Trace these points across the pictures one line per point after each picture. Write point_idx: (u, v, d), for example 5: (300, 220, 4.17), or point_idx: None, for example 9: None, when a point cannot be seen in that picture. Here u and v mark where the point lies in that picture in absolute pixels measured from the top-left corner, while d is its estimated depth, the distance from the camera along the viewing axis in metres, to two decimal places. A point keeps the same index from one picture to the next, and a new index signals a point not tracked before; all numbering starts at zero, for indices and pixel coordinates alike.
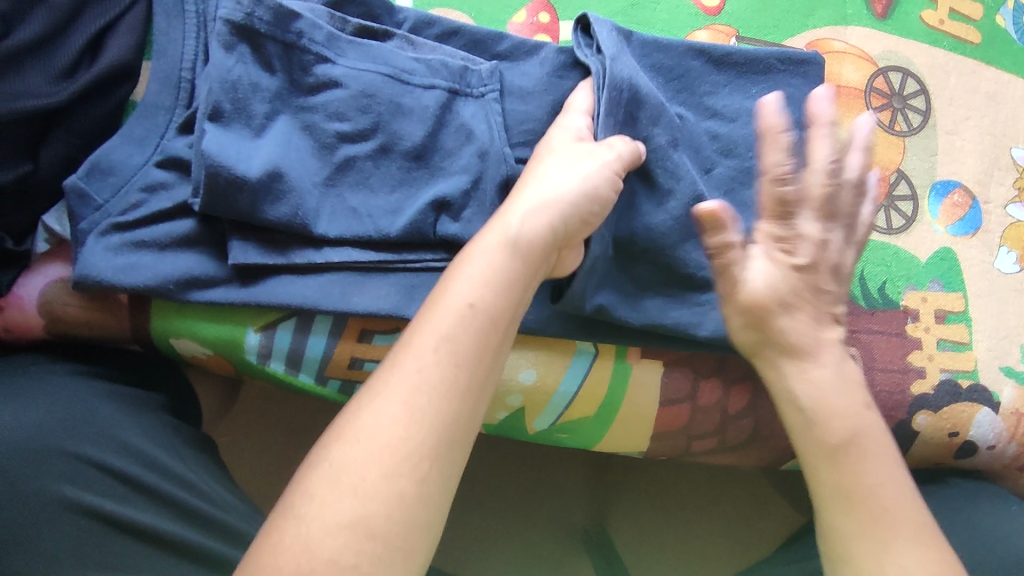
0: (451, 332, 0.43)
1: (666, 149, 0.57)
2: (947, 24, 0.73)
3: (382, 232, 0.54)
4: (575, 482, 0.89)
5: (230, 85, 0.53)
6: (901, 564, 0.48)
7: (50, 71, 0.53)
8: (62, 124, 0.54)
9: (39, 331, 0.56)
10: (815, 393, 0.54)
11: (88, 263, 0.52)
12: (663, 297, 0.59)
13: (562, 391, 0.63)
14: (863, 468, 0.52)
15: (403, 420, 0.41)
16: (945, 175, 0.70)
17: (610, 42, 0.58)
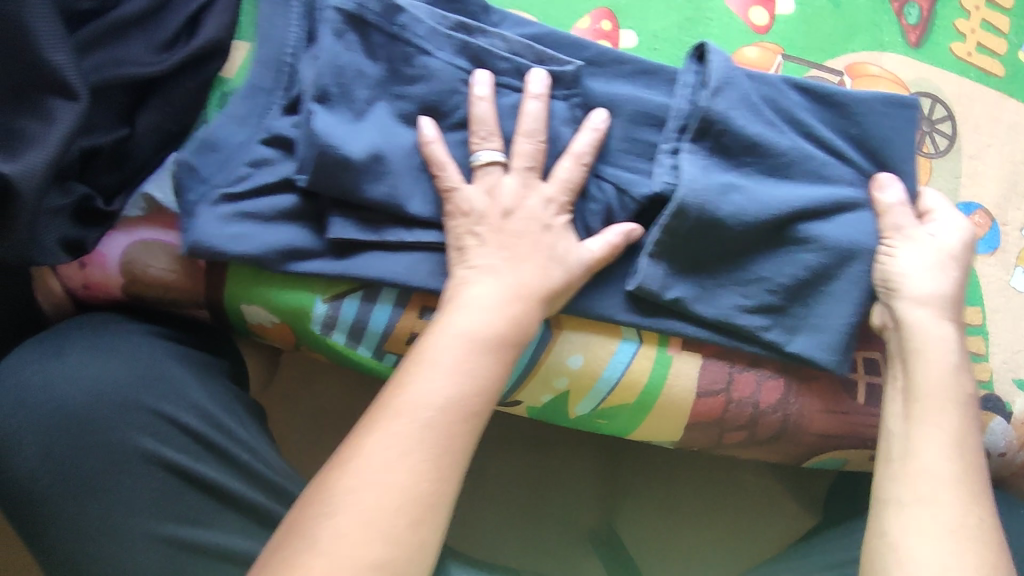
0: (448, 360, 0.49)
1: (751, 176, 0.61)
2: (975, 56, 0.78)
3: None
4: (588, 479, 0.94)
5: (337, 73, 0.56)
6: (977, 517, 0.53)
7: (151, 42, 0.54)
8: (157, 93, 0.56)
9: (117, 291, 0.58)
10: (942, 344, 0.58)
11: (201, 230, 0.54)
12: (738, 296, 0.61)
13: (607, 376, 0.66)
14: (966, 426, 0.56)
15: (410, 436, 0.47)
16: (967, 197, 0.75)
17: (720, 72, 0.61)
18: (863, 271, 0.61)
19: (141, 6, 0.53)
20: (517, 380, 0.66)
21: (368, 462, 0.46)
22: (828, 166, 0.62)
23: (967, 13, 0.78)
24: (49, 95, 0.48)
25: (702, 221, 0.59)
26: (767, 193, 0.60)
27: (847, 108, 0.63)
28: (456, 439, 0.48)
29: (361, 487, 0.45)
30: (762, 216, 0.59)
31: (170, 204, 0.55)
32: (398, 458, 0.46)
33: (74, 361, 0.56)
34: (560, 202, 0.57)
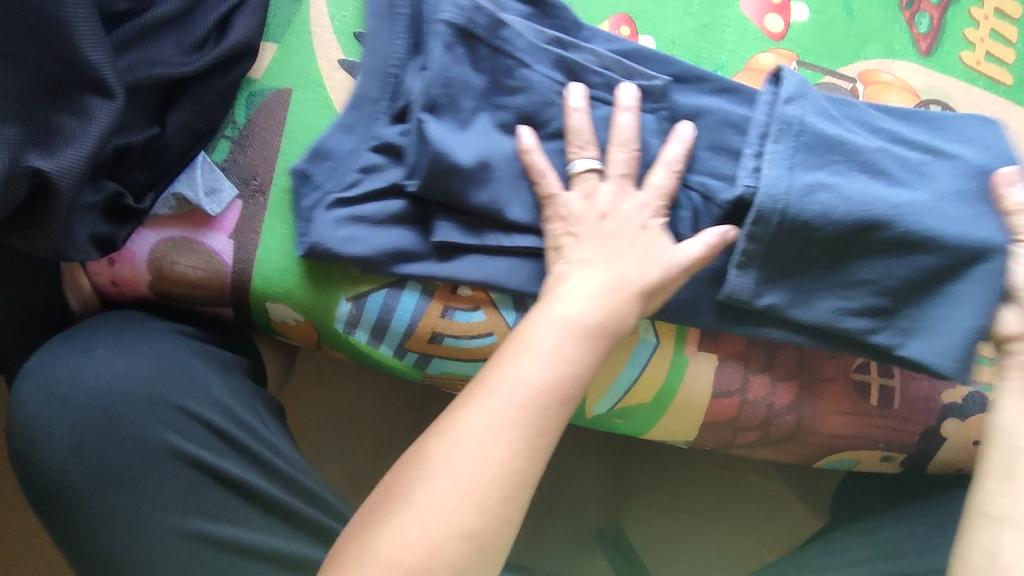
0: (554, 343, 0.49)
1: (846, 173, 0.57)
2: (984, 65, 0.79)
3: None
4: (596, 480, 0.95)
5: (447, 86, 0.57)
6: None
7: (182, 43, 0.55)
8: (187, 93, 0.56)
9: (144, 288, 0.58)
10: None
11: (318, 232, 0.56)
12: (839, 297, 0.58)
13: (624, 375, 0.67)
14: None
15: (512, 413, 0.46)
16: None
17: (794, 86, 0.59)
18: (992, 271, 0.55)
19: (174, 6, 0.54)
20: None
21: (469, 436, 0.46)
22: (922, 165, 0.58)
23: (977, 22, 0.80)
24: (86, 93, 0.48)
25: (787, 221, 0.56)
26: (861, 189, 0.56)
27: (934, 121, 0.62)
28: (553, 422, 0.48)
29: (460, 460, 0.45)
30: (856, 212, 0.55)
31: (200, 200, 0.56)
32: (497, 435, 0.46)
33: (99, 356, 0.56)
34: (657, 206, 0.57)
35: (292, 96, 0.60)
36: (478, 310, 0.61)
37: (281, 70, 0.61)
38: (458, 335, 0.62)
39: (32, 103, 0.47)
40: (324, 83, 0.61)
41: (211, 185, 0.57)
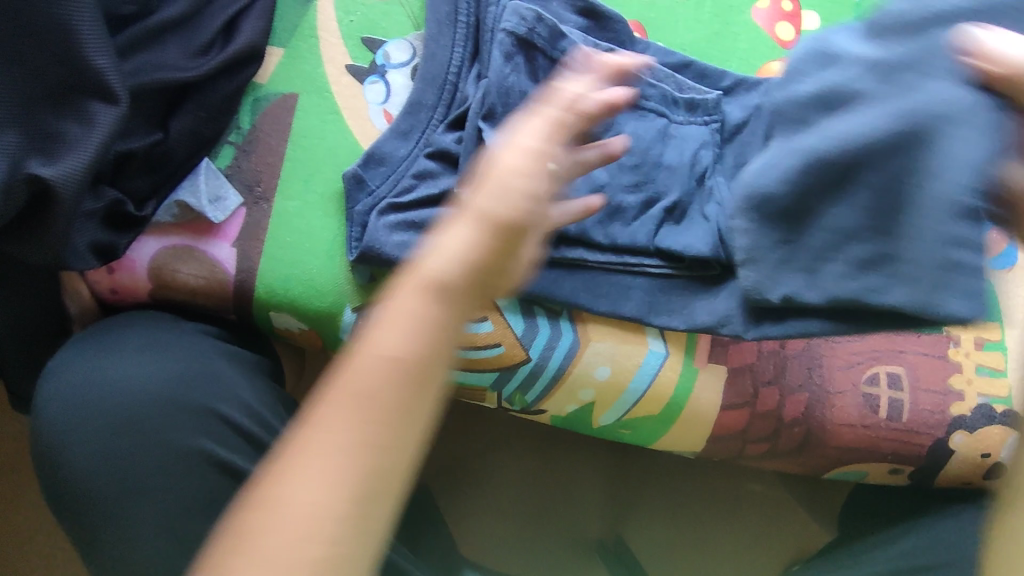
0: (402, 331, 0.35)
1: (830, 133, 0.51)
2: None
3: (611, 237, 0.59)
4: (598, 490, 0.94)
5: (506, 93, 0.56)
6: None
7: (189, 46, 0.54)
8: (192, 98, 0.55)
9: (144, 294, 0.57)
10: None
11: (373, 237, 0.54)
12: (841, 267, 0.54)
13: (634, 386, 0.66)
14: None
15: (348, 430, 0.34)
16: None
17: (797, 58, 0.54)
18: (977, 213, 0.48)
19: (177, 10, 0.53)
20: (543, 390, 0.66)
21: (319, 436, 0.34)
22: (888, 68, 0.49)
23: None
24: (90, 99, 0.47)
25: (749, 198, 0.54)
26: (834, 141, 0.51)
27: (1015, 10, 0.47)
28: (404, 429, 0.35)
29: (290, 504, 0.33)
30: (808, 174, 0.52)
31: (204, 207, 0.55)
32: (354, 429, 0.34)
33: (111, 363, 0.54)
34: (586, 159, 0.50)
35: (298, 101, 0.59)
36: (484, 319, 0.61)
37: (287, 75, 0.60)
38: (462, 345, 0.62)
39: (34, 107, 0.46)
40: (331, 88, 0.60)
41: (216, 194, 0.56)
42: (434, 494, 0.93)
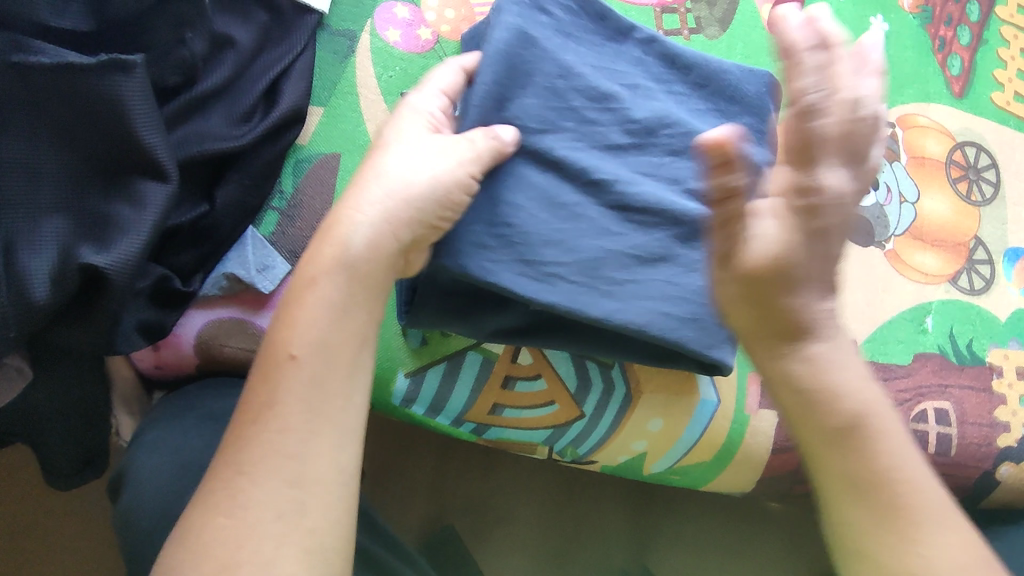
0: (315, 343, 0.43)
1: (553, 241, 0.51)
2: (1013, 105, 0.80)
3: (602, 285, 0.51)
4: (617, 521, 0.91)
5: (543, 125, 0.52)
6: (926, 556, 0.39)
7: (232, 113, 0.52)
8: (235, 166, 0.53)
9: (191, 368, 0.54)
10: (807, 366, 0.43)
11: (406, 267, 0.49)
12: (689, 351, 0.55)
13: (688, 434, 0.65)
14: (875, 449, 0.42)
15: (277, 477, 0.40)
16: (1015, 243, 0.78)
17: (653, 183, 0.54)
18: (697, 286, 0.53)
19: (220, 78, 0.51)
20: (595, 444, 0.64)
21: (246, 459, 0.41)
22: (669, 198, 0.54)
23: (1005, 62, 0.80)
24: (140, 177, 0.46)
25: (584, 290, 0.51)
26: (562, 246, 0.51)
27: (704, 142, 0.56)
28: (265, 485, 0.40)
29: (242, 518, 0.40)
30: (605, 296, 0.51)
31: (256, 279, 0.52)
32: (299, 407, 0.42)
33: (173, 436, 0.51)
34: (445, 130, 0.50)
35: (340, 161, 0.57)
36: (540, 379, 0.61)
37: (328, 135, 0.58)
38: (519, 406, 0.61)
39: (84, 189, 0.45)
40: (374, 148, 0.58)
41: (262, 262, 0.53)
42: (457, 532, 0.88)
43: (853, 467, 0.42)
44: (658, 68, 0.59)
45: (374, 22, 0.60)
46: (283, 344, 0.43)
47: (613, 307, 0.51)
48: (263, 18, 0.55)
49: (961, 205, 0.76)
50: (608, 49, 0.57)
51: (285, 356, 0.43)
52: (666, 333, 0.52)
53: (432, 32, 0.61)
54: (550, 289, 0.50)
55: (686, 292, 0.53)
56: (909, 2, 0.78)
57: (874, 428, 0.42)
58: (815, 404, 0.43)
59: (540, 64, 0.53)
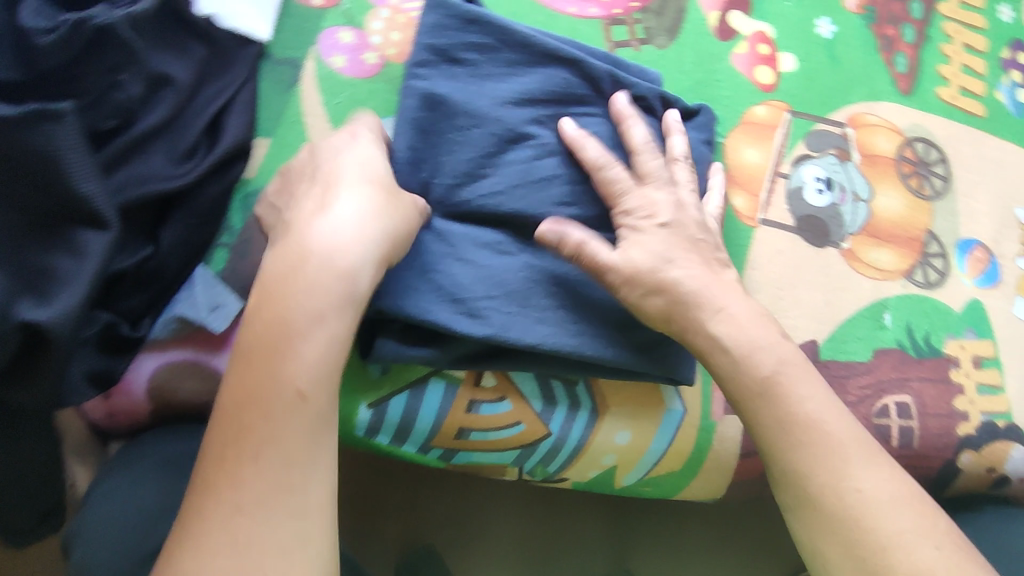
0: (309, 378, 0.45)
1: (485, 275, 0.56)
2: (959, 99, 0.81)
3: (532, 311, 0.56)
4: (597, 527, 0.92)
5: (467, 167, 0.57)
6: (859, 486, 0.51)
7: (173, 152, 0.51)
8: (181, 205, 0.52)
9: (145, 416, 0.53)
10: (734, 331, 0.55)
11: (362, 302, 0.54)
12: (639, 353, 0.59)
13: (656, 446, 0.65)
14: (800, 396, 0.54)
15: (261, 514, 0.42)
16: (966, 235, 0.80)
17: (588, 204, 0.59)
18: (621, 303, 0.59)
19: (160, 116, 0.50)
20: (564, 461, 0.64)
21: (228, 494, 0.42)
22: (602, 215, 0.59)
23: (949, 58, 0.82)
24: (80, 227, 0.45)
25: (518, 317, 0.56)
26: (492, 278, 0.56)
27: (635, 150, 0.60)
28: (257, 519, 0.42)
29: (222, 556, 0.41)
30: (539, 322, 0.56)
31: (205, 318, 0.51)
32: (295, 442, 0.44)
33: (127, 485, 0.51)
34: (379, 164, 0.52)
35: None
36: (505, 400, 0.61)
37: (277, 167, 0.56)
38: (485, 427, 0.61)
39: (20, 245, 0.44)
40: None
41: (214, 301, 0.52)
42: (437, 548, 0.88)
43: (786, 418, 0.53)
44: (578, 93, 0.61)
45: (318, 48, 0.60)
46: (287, 384, 0.44)
47: (546, 332, 0.56)
48: (201, 52, 0.54)
49: (913, 200, 0.78)
50: (533, 75, 0.61)
51: (290, 393, 0.44)
52: (597, 352, 0.57)
53: (378, 56, 0.61)
54: (485, 326, 0.55)
55: (610, 313, 0.58)
56: (852, 3, 0.79)
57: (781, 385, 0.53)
58: (748, 362, 0.54)
59: (463, 110, 0.58)
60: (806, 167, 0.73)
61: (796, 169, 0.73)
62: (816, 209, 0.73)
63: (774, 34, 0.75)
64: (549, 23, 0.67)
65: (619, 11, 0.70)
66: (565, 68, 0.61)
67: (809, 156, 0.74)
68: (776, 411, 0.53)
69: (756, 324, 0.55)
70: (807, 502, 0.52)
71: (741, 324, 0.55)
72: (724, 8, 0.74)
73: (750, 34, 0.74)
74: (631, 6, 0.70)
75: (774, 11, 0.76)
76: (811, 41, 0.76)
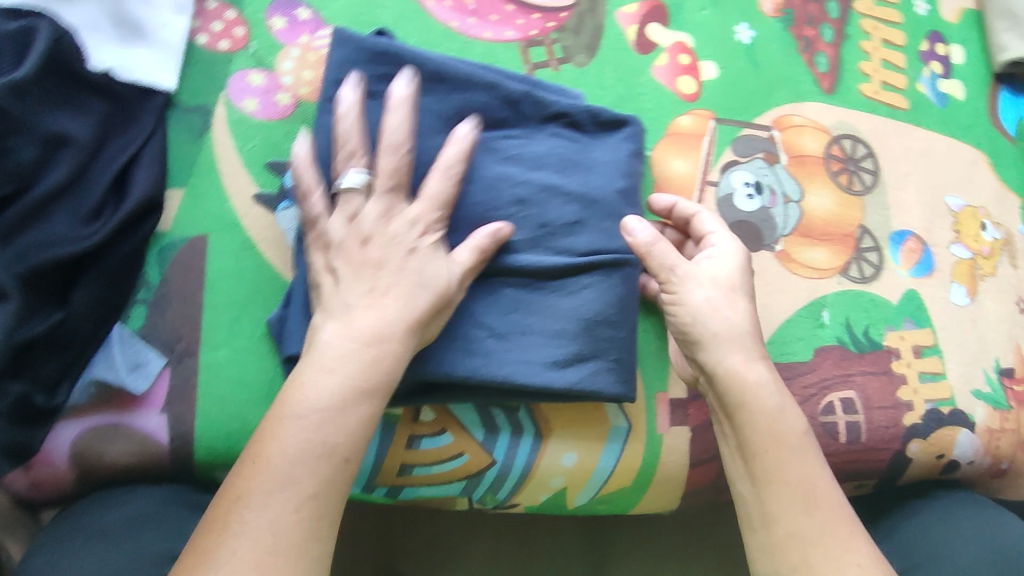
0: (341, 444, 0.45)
1: None
2: (882, 93, 0.83)
3: (462, 342, 0.56)
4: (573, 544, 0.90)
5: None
6: (849, 566, 0.51)
7: (78, 212, 0.50)
8: (91, 266, 0.51)
9: (70, 484, 0.52)
10: (768, 399, 0.56)
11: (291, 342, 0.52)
12: (578, 375, 0.57)
13: (603, 464, 0.65)
14: (818, 472, 0.55)
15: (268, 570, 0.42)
16: (898, 226, 0.81)
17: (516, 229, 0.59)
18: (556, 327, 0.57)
19: (61, 176, 0.49)
20: (512, 488, 0.63)
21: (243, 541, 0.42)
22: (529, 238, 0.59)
23: (869, 54, 0.83)
24: None
25: (449, 350, 0.55)
26: None
27: (558, 169, 0.61)
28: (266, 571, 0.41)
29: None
30: (469, 354, 0.56)
31: (124, 378, 0.51)
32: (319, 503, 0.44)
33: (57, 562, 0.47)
34: (428, 220, 0.52)
35: (208, 242, 0.56)
36: (445, 433, 0.60)
37: (191, 216, 0.56)
38: (427, 462, 0.60)
39: None
40: (241, 222, 0.57)
41: (134, 360, 0.52)
42: None
43: (802, 483, 0.54)
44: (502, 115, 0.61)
45: (228, 93, 0.59)
46: (337, 448, 0.45)
47: (477, 363, 0.55)
48: (102, 107, 0.53)
49: (843, 197, 0.79)
50: (450, 99, 0.60)
51: (337, 458, 0.45)
52: (526, 379, 0.55)
53: (291, 97, 0.60)
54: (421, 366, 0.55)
55: (543, 336, 0.57)
56: (770, 7, 0.81)
57: (801, 457, 0.55)
58: (779, 423, 0.55)
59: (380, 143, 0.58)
60: (735, 174, 0.75)
61: (724, 176, 0.74)
62: (747, 214, 0.74)
63: (693, 44, 0.76)
64: (466, 49, 0.68)
65: (536, 32, 0.70)
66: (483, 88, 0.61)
67: (737, 162, 0.75)
68: (796, 473, 0.54)
69: (778, 397, 0.56)
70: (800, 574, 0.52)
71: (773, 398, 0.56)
72: (642, 21, 0.75)
73: (670, 46, 0.75)
74: (547, 26, 0.71)
75: (691, 21, 0.77)
76: (731, 48, 0.78)
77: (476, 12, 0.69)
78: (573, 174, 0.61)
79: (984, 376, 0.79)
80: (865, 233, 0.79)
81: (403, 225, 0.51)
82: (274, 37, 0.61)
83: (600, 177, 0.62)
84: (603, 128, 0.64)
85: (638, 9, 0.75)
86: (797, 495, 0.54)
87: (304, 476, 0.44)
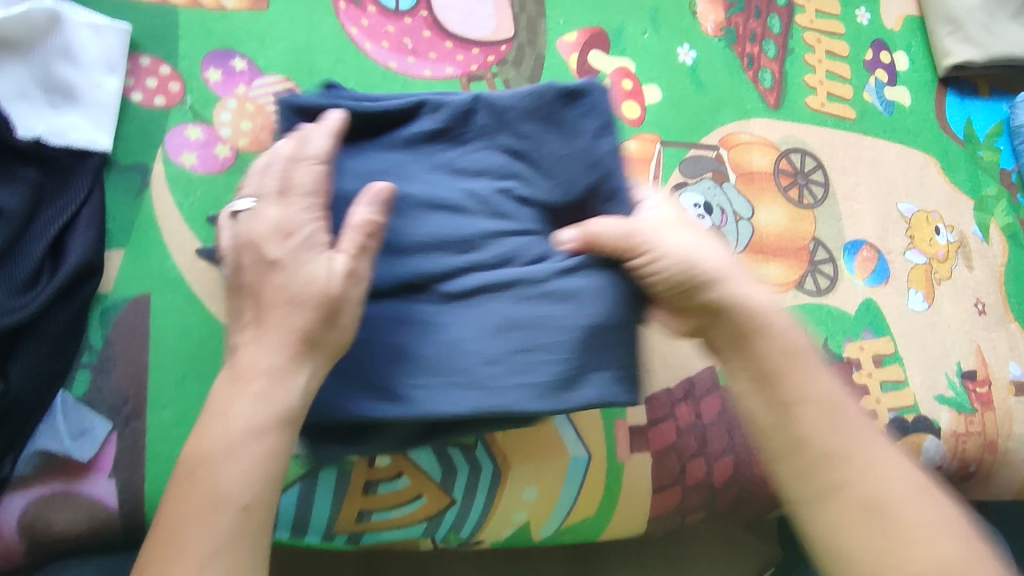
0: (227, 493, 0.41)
1: (394, 350, 0.50)
2: (828, 105, 0.84)
3: (443, 378, 0.49)
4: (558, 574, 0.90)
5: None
6: (884, 475, 0.46)
7: (11, 283, 0.50)
8: (28, 335, 0.51)
9: (21, 555, 0.51)
10: (771, 310, 0.50)
11: None
12: (563, 385, 0.49)
13: (565, 495, 0.65)
14: (829, 378, 0.49)
15: None
16: (853, 236, 0.82)
17: (488, 248, 0.53)
18: (549, 342, 0.49)
19: None
20: (475, 525, 0.64)
21: None
22: (502, 253, 0.52)
23: (813, 67, 0.84)
24: None
25: (427, 388, 0.49)
26: (394, 353, 0.50)
27: (521, 173, 0.55)
28: None
29: None
30: (450, 387, 0.49)
31: (72, 446, 0.51)
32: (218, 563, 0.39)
33: None
34: (302, 219, 0.46)
35: (152, 301, 0.56)
36: (402, 477, 0.60)
37: (133, 276, 0.56)
38: (386, 506, 0.60)
39: None
40: (184, 277, 0.57)
41: (79, 428, 0.52)
42: None
43: (819, 392, 0.48)
44: (458, 132, 0.56)
45: (166, 149, 0.60)
46: (230, 497, 0.41)
47: (460, 398, 0.48)
48: (33, 175, 0.54)
49: (795, 211, 0.80)
50: (404, 125, 0.56)
51: (233, 508, 0.40)
52: (514, 406, 0.48)
53: (230, 148, 0.61)
54: (405, 408, 0.48)
55: (539, 356, 0.49)
56: (711, 26, 0.81)
57: (823, 373, 0.49)
58: (780, 331, 0.49)
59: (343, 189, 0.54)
60: (684, 195, 0.75)
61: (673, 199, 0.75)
62: None
63: (636, 68, 0.77)
64: (406, 90, 0.68)
65: (476, 67, 0.71)
66: (432, 109, 0.56)
67: (686, 183, 0.76)
68: (815, 384, 0.48)
69: (791, 325, 0.50)
70: (838, 492, 0.45)
71: (786, 320, 0.50)
72: (582, 49, 0.75)
73: (612, 72, 0.76)
74: (487, 60, 0.71)
75: (633, 45, 0.77)
76: (674, 70, 0.78)
77: (414, 52, 0.69)
78: (546, 178, 0.55)
79: (948, 380, 0.79)
80: (820, 245, 0.80)
81: (268, 234, 0.45)
82: (209, 90, 0.62)
83: (563, 176, 0.54)
84: (564, 102, 0.55)
85: (579, 37, 0.75)
86: (818, 401, 0.47)
87: (203, 539, 0.40)
